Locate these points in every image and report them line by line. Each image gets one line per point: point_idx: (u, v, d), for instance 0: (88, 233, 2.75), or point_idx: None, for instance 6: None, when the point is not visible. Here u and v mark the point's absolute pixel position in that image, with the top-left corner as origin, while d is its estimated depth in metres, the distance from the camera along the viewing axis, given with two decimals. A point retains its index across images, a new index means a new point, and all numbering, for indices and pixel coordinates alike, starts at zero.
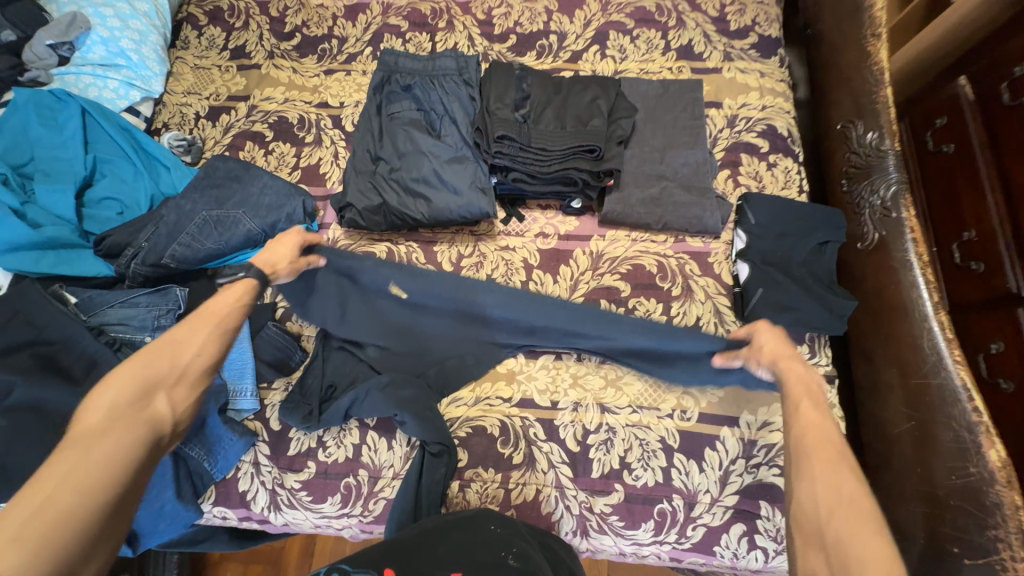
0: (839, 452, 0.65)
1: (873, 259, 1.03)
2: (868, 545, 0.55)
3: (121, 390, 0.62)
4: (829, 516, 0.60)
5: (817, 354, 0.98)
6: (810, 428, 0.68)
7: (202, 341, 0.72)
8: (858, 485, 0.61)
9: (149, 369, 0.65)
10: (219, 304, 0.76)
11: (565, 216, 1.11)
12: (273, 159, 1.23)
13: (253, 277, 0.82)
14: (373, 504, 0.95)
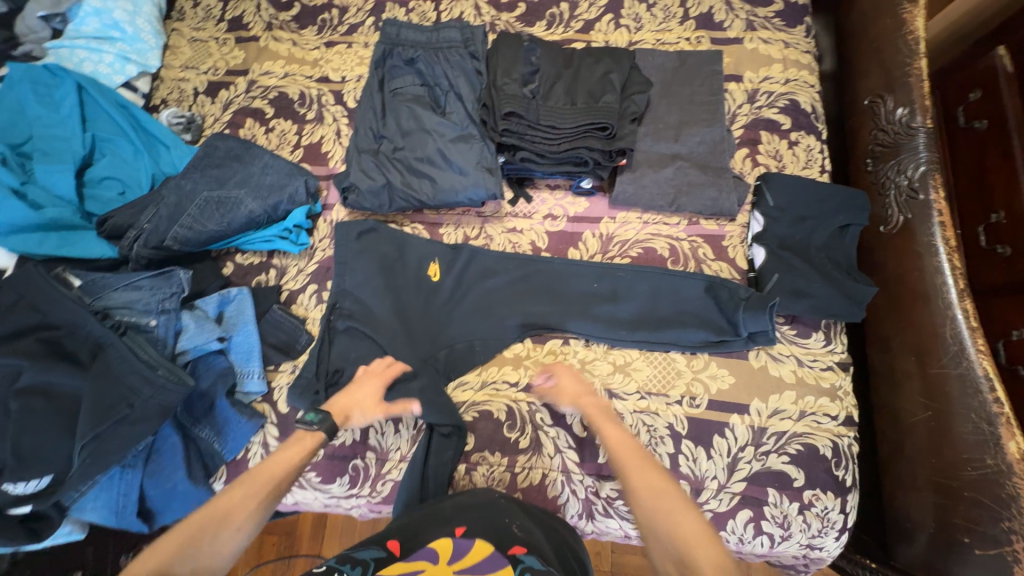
0: (641, 456, 0.78)
1: (895, 243, 0.98)
2: (683, 523, 0.69)
3: (159, 560, 0.67)
4: (655, 508, 0.72)
5: (832, 341, 0.95)
6: (615, 443, 0.80)
7: (243, 518, 0.73)
8: (662, 476, 0.75)
9: (187, 544, 0.69)
10: (274, 469, 0.79)
11: (575, 196, 1.08)
12: (274, 137, 1.19)
13: (322, 434, 0.84)
14: (380, 485, 0.96)
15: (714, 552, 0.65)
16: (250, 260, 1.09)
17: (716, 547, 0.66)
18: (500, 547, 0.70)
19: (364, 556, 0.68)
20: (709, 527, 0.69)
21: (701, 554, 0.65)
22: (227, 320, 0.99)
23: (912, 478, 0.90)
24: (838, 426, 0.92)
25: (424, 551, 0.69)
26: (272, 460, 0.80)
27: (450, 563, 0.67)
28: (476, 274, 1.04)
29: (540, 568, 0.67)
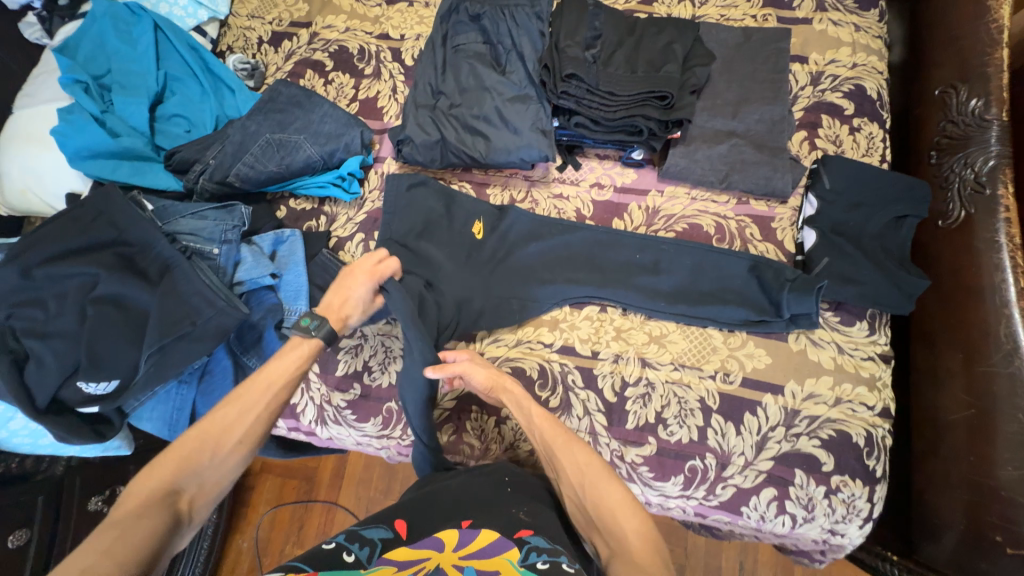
0: (560, 434, 0.79)
1: (953, 238, 0.96)
2: (612, 496, 0.71)
3: (164, 475, 0.66)
4: (583, 485, 0.73)
5: (876, 332, 0.94)
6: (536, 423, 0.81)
7: (244, 427, 0.72)
8: (588, 451, 0.77)
9: (189, 459, 0.67)
10: (272, 376, 0.77)
11: (624, 167, 1.07)
12: (332, 90, 1.23)
13: (320, 339, 0.82)
14: (411, 429, 1.00)
15: (635, 520, 0.69)
16: (303, 206, 1.13)
17: (640, 515, 0.70)
18: (506, 531, 0.69)
19: (371, 536, 0.69)
20: (632, 495, 0.72)
21: (626, 524, 0.68)
22: (279, 259, 1.04)
23: (946, 475, 0.89)
24: (874, 416, 0.91)
25: (430, 538, 0.68)
26: (269, 367, 0.78)
27: (456, 550, 0.65)
28: (518, 235, 1.05)
29: (547, 546, 0.67)
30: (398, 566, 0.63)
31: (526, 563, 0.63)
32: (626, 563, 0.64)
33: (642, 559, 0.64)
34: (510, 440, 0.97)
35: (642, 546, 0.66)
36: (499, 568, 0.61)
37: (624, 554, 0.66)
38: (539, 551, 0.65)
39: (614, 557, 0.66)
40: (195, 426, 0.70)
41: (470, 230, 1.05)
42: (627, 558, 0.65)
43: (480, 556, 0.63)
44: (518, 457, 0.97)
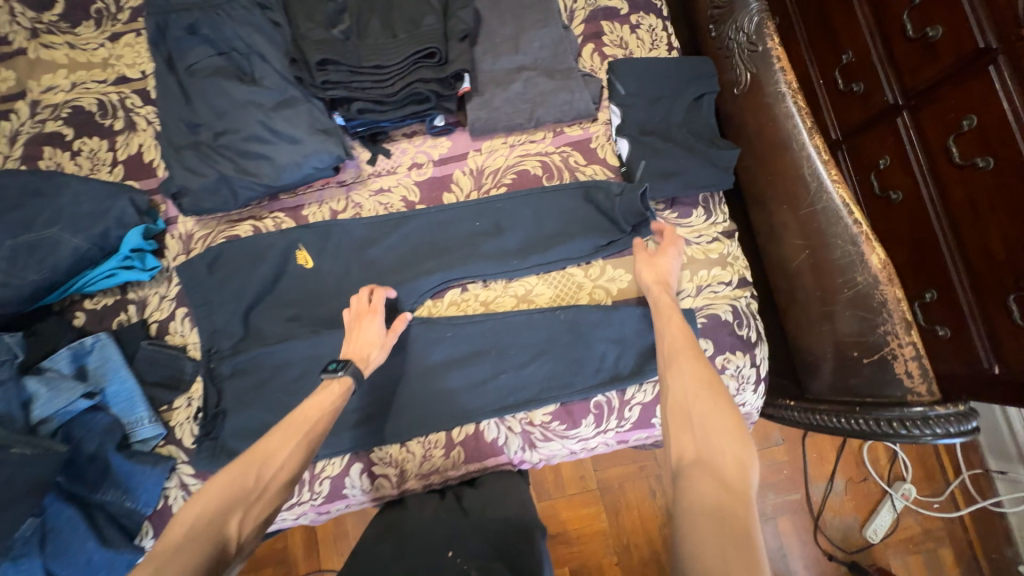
0: (694, 349, 0.73)
1: (748, 101, 1.00)
2: (722, 416, 0.63)
3: (205, 503, 0.61)
4: (695, 398, 0.66)
5: (713, 213, 0.98)
6: (678, 336, 0.75)
7: (288, 455, 0.69)
8: (710, 372, 0.69)
9: (237, 484, 0.64)
10: (311, 410, 0.74)
11: (434, 138, 1.01)
12: (85, 161, 1.03)
13: (349, 377, 0.78)
14: (319, 485, 0.92)
15: (740, 450, 0.60)
16: (103, 302, 0.97)
17: (744, 443, 0.61)
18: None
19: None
20: (743, 428, 0.63)
21: (727, 447, 0.60)
22: (92, 372, 0.89)
23: (809, 314, 0.96)
24: (734, 289, 0.96)
25: None
26: (305, 405, 0.75)
27: None
28: (356, 248, 0.97)
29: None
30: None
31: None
32: (710, 468, 0.58)
33: (733, 485, 0.56)
34: (422, 454, 0.93)
35: (736, 471, 0.58)
36: None
37: (714, 464, 0.59)
38: None
39: (699, 461, 0.59)
40: (245, 451, 0.68)
41: (295, 263, 0.95)
42: (713, 468, 0.58)
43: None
44: (436, 465, 0.93)
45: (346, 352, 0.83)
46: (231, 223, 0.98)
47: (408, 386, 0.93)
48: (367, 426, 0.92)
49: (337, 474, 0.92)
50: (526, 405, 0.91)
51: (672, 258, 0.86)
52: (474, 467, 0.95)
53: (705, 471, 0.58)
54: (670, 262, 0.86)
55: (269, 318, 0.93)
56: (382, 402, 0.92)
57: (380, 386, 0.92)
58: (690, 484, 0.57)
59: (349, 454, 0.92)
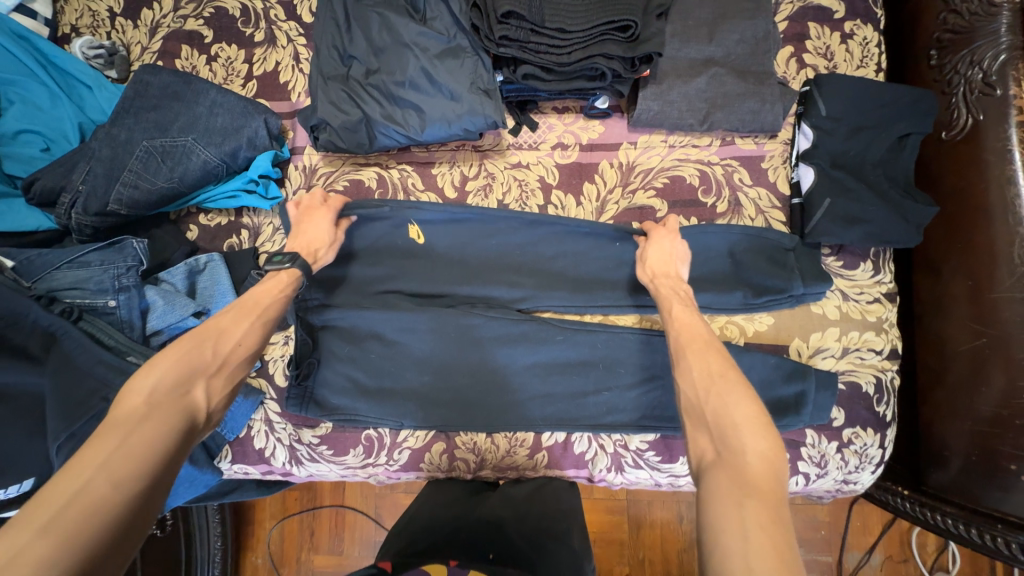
0: (710, 340, 0.68)
1: (960, 152, 0.86)
2: (742, 412, 0.57)
3: (165, 372, 0.58)
4: (708, 393, 0.61)
5: (881, 271, 0.86)
6: (684, 326, 0.71)
7: (245, 334, 0.67)
8: (725, 363, 0.64)
9: (192, 355, 0.61)
10: (263, 294, 0.72)
11: (587, 119, 0.92)
12: (219, 68, 0.98)
13: (297, 268, 0.76)
14: (397, 453, 0.91)
15: (765, 443, 0.54)
16: (217, 221, 0.94)
17: (770, 436, 0.55)
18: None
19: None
20: (766, 418, 0.57)
21: (749, 440, 0.55)
22: (200, 293, 0.87)
23: (953, 407, 0.86)
24: (882, 360, 0.85)
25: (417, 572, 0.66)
26: (257, 290, 0.73)
27: None
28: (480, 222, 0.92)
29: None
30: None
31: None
32: (733, 474, 0.52)
33: (758, 481, 0.51)
34: (506, 448, 0.90)
35: (762, 470, 0.52)
36: None
37: (734, 463, 0.53)
38: None
39: (721, 463, 0.54)
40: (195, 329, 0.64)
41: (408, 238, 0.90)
42: (736, 469, 0.53)
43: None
44: (516, 463, 0.91)
45: (292, 247, 0.80)
46: (357, 166, 0.94)
47: (504, 378, 0.88)
48: (454, 409, 0.87)
49: (417, 447, 0.91)
50: (624, 429, 0.86)
51: (672, 239, 0.82)
52: (554, 472, 0.92)
53: (724, 472, 0.53)
54: (681, 248, 0.81)
55: (377, 275, 0.89)
56: (476, 388, 0.88)
57: (475, 369, 0.88)
58: (711, 487, 0.52)
59: (434, 432, 0.90)
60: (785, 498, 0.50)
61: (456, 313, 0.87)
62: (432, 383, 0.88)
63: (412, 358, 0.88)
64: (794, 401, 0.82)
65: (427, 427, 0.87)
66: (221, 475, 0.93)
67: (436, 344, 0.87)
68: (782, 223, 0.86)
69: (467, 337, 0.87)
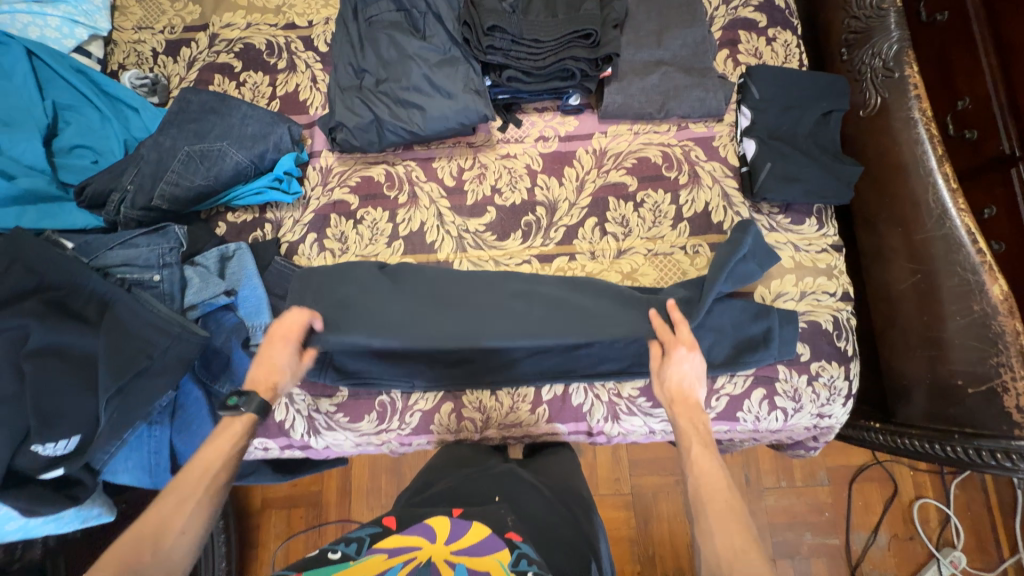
0: (731, 500, 0.68)
1: (875, 125, 1.02)
2: None
3: (104, 575, 0.59)
4: (731, 572, 0.61)
5: (824, 225, 1.00)
6: (705, 476, 0.72)
7: (189, 520, 0.66)
8: (750, 537, 0.64)
9: (130, 554, 0.61)
10: (206, 462, 0.71)
11: (564, 116, 1.08)
12: (247, 91, 1.15)
13: (254, 412, 0.77)
14: (409, 416, 0.98)
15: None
16: (243, 217, 1.06)
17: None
18: (497, 531, 0.69)
19: (360, 534, 0.68)
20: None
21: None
22: (229, 275, 0.96)
23: (905, 341, 0.97)
24: (837, 301, 0.97)
25: (420, 529, 0.67)
26: (206, 450, 0.73)
27: (447, 543, 0.63)
28: (476, 204, 1.05)
29: (536, 556, 0.65)
30: (388, 554, 0.61)
31: (516, 568, 0.62)
32: None
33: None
34: (509, 404, 0.97)
35: None
36: (490, 570, 0.60)
37: None
38: (529, 560, 0.63)
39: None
40: (143, 519, 0.65)
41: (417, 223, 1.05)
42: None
43: (473, 555, 0.62)
44: (520, 418, 0.98)
45: (252, 377, 0.81)
46: (367, 164, 1.08)
47: (497, 340, 0.97)
48: (458, 368, 0.97)
49: (427, 408, 0.98)
50: (615, 376, 0.95)
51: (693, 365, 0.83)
52: (556, 426, 0.99)
53: None
54: (696, 367, 0.84)
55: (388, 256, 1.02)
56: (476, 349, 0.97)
57: (469, 337, 0.96)
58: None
59: (443, 393, 0.98)
60: None
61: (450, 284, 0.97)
62: (435, 349, 0.97)
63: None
64: (762, 338, 0.92)
65: (433, 386, 0.96)
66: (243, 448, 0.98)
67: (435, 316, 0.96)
68: (736, 189, 1.01)
69: (456, 303, 0.95)
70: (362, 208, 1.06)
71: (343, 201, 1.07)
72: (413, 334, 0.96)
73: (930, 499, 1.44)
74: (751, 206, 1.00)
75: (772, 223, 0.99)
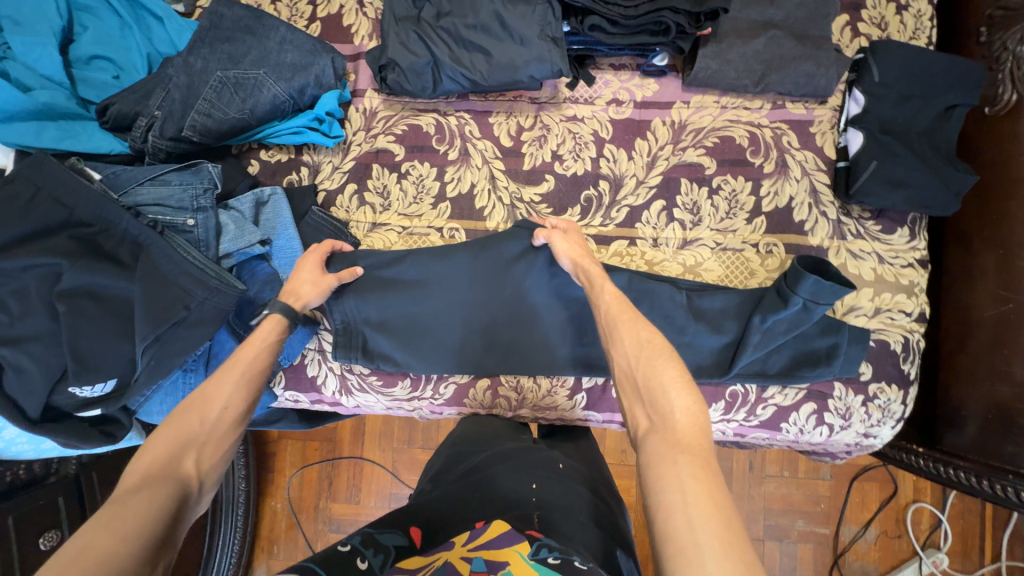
0: (631, 309, 0.70)
1: (1001, 128, 0.89)
2: (667, 373, 0.60)
3: (157, 450, 0.58)
4: (639, 361, 0.63)
5: (916, 237, 0.90)
6: (612, 297, 0.72)
7: (232, 393, 0.65)
8: (652, 329, 0.66)
9: (184, 424, 0.60)
10: (249, 342, 0.71)
11: (643, 77, 0.95)
12: (285, 8, 1.00)
13: (279, 312, 0.76)
14: (443, 387, 0.95)
15: (691, 401, 0.58)
16: (278, 157, 0.97)
17: (693, 390, 0.59)
18: (517, 526, 0.65)
19: (386, 541, 0.63)
20: (688, 373, 0.61)
21: (676, 401, 0.58)
22: (264, 222, 0.90)
23: (971, 371, 0.91)
24: (911, 322, 0.90)
25: (443, 544, 0.63)
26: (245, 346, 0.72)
27: (465, 545, 0.62)
28: (533, 170, 0.95)
29: (558, 545, 0.62)
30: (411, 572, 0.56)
31: (535, 557, 0.58)
32: (670, 437, 0.56)
33: (687, 439, 0.55)
34: (546, 389, 0.94)
35: (689, 425, 0.56)
36: (507, 560, 0.57)
37: (667, 431, 0.56)
38: (550, 547, 0.60)
39: (655, 430, 0.57)
40: (189, 397, 0.63)
41: (467, 186, 0.96)
42: (667, 431, 0.57)
43: (489, 548, 0.60)
44: (556, 403, 0.95)
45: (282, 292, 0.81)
46: (417, 112, 0.97)
47: (537, 326, 0.92)
48: (490, 352, 0.92)
49: (463, 381, 0.95)
50: None
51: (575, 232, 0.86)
52: (590, 414, 0.97)
53: (661, 441, 0.56)
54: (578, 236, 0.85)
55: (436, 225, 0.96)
56: (521, 332, 0.92)
57: (513, 324, 0.92)
58: (649, 454, 0.55)
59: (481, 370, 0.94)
60: (713, 449, 0.55)
61: (488, 247, 0.91)
62: (467, 325, 0.92)
63: (442, 297, 0.92)
64: (825, 353, 0.87)
65: (465, 372, 0.92)
66: (275, 400, 0.96)
67: (467, 289, 0.92)
68: (827, 185, 0.90)
69: (501, 285, 0.91)
70: (407, 161, 0.97)
71: (387, 151, 0.97)
72: (448, 308, 0.92)
73: (927, 504, 1.45)
74: (840, 206, 0.90)
75: (860, 229, 0.90)
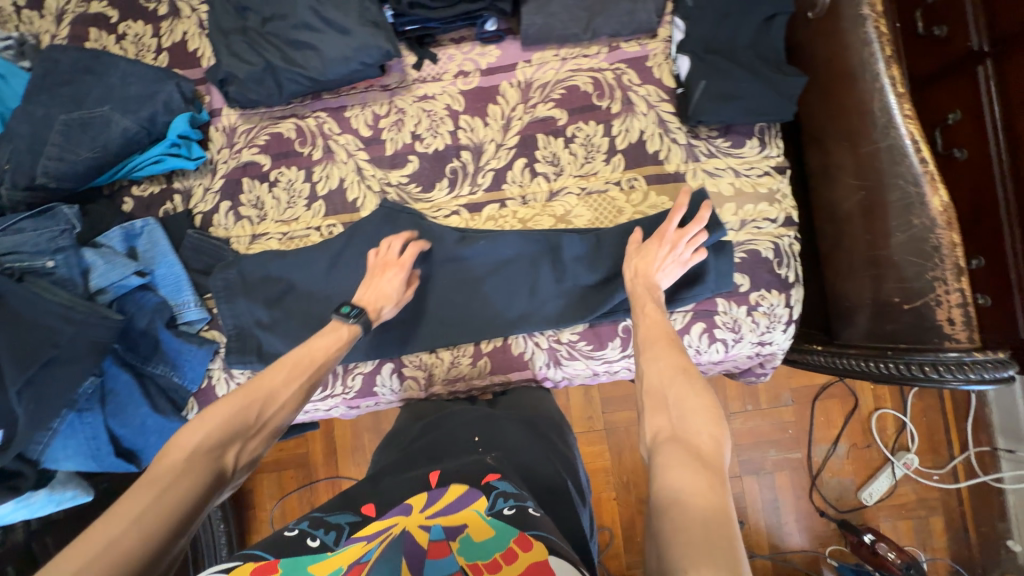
0: (671, 335, 0.72)
1: (824, 27, 0.93)
2: (699, 399, 0.60)
3: (208, 433, 0.61)
4: (670, 385, 0.63)
5: (767, 146, 0.94)
6: (653, 323, 0.74)
7: (291, 394, 0.71)
8: (685, 359, 0.67)
9: (236, 419, 0.64)
10: (314, 353, 0.76)
11: (483, 45, 0.97)
12: (129, 45, 1.02)
13: (360, 323, 0.80)
14: (351, 380, 0.97)
15: (715, 429, 0.57)
16: (150, 190, 0.99)
17: (718, 424, 0.58)
18: (471, 480, 0.64)
19: (338, 520, 0.60)
20: (717, 409, 0.59)
21: (702, 424, 0.57)
22: (142, 255, 0.92)
23: (846, 263, 0.94)
24: (778, 228, 0.93)
25: (400, 506, 0.59)
26: (298, 350, 0.76)
27: (423, 510, 0.57)
28: (396, 154, 0.97)
29: (513, 491, 0.61)
30: (370, 540, 0.55)
31: (493, 510, 0.57)
32: (688, 449, 0.54)
33: (706, 457, 0.53)
34: (450, 361, 0.95)
35: (711, 448, 0.55)
36: (467, 523, 0.54)
37: (686, 440, 0.56)
38: (506, 497, 0.59)
39: (672, 440, 0.56)
40: (237, 393, 0.67)
41: (336, 182, 0.98)
42: (687, 444, 0.55)
43: (451, 511, 0.57)
44: (462, 373, 0.96)
45: (361, 298, 0.84)
46: (275, 120, 0.99)
47: (430, 296, 0.94)
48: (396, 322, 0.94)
49: (368, 370, 0.96)
50: (553, 324, 0.91)
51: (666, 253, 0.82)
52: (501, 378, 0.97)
53: (680, 448, 0.54)
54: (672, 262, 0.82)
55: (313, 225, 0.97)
56: (415, 308, 0.94)
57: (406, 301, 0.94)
58: (660, 456, 0.54)
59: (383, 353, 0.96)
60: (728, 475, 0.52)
61: (371, 223, 0.94)
62: None
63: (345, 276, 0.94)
64: (699, 272, 0.90)
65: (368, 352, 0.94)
66: None
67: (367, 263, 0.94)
68: (672, 113, 0.93)
69: None
70: (275, 169, 0.98)
71: (254, 163, 0.99)
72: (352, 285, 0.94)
73: (889, 410, 1.39)
74: (689, 130, 0.93)
75: (711, 149, 0.93)
